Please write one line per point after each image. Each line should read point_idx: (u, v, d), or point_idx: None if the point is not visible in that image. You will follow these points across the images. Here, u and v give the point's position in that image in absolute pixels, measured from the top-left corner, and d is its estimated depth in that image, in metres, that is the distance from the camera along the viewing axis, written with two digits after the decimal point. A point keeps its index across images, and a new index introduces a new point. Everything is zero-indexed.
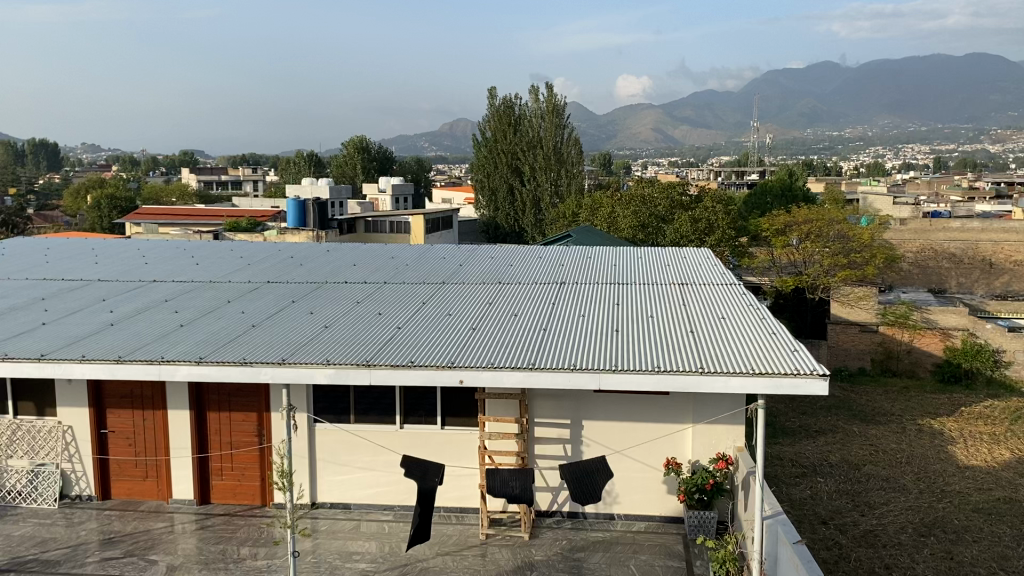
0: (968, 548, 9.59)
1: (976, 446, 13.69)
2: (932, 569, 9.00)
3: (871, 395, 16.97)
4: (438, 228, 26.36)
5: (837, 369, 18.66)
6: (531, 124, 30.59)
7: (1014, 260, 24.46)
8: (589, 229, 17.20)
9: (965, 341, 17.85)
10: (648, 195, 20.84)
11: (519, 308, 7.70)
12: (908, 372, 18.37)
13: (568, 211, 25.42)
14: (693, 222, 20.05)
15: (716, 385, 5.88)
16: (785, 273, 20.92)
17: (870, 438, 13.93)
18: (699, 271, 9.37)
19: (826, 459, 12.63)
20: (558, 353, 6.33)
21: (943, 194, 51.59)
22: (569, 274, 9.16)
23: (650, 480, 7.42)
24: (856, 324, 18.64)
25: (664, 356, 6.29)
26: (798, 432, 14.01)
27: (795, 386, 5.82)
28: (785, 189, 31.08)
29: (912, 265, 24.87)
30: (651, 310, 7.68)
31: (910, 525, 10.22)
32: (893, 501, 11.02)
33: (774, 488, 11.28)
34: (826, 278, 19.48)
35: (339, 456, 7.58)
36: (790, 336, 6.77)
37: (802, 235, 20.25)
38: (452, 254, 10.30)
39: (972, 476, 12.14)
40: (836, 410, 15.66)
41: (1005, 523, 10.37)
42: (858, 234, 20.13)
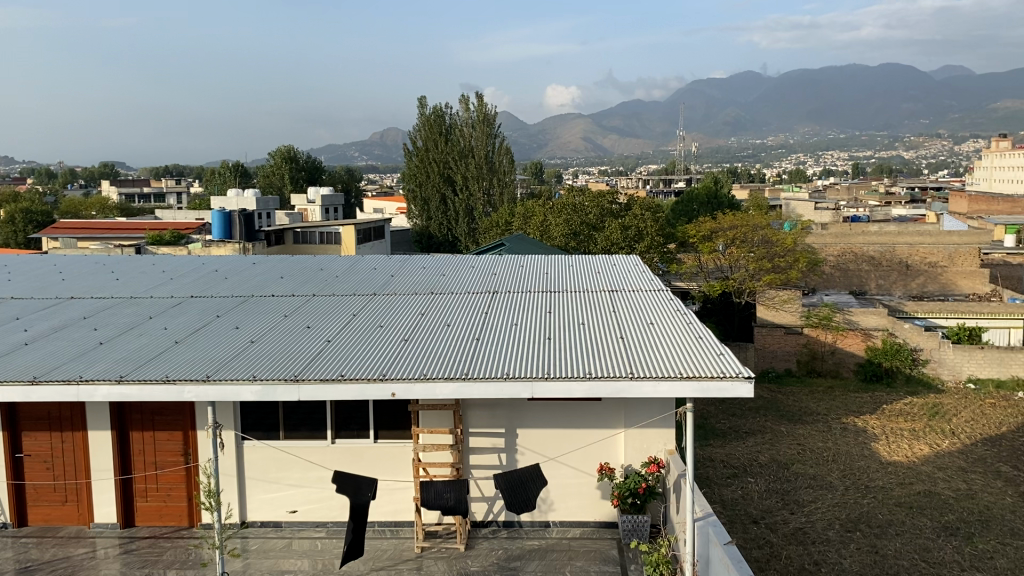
0: (892, 542, 9.91)
1: (896, 441, 14.19)
2: (859, 563, 9.27)
3: (798, 395, 17.42)
4: (370, 239, 26.07)
5: (764, 371, 19.10)
6: (462, 133, 30.68)
7: (929, 261, 25.16)
8: (521, 238, 17.21)
9: (885, 341, 18.53)
10: (579, 204, 21.02)
11: (451, 317, 7.68)
12: (832, 372, 18.92)
13: (501, 220, 25.46)
14: (623, 229, 20.28)
15: (645, 390, 5.96)
16: (712, 278, 21.28)
17: (797, 437, 14.28)
18: (629, 278, 9.49)
19: (756, 459, 12.90)
20: (490, 362, 6.33)
21: (862, 199, 53.31)
22: (501, 283, 9.17)
23: (585, 486, 7.46)
24: (781, 326, 19.06)
25: (595, 362, 6.34)
26: (728, 434, 14.28)
27: (721, 389, 5.93)
28: (711, 196, 31.69)
29: (834, 267, 25.60)
30: (581, 317, 7.75)
31: (837, 521, 10.50)
32: (821, 498, 11.31)
33: (706, 489, 11.47)
34: (752, 282, 19.92)
35: (268, 473, 7.41)
36: (717, 340, 6.90)
37: (728, 240, 20.67)
38: (384, 264, 10.21)
39: (894, 472, 12.56)
40: (764, 411, 16.03)
41: (925, 515, 10.77)
42: (781, 239, 20.61)
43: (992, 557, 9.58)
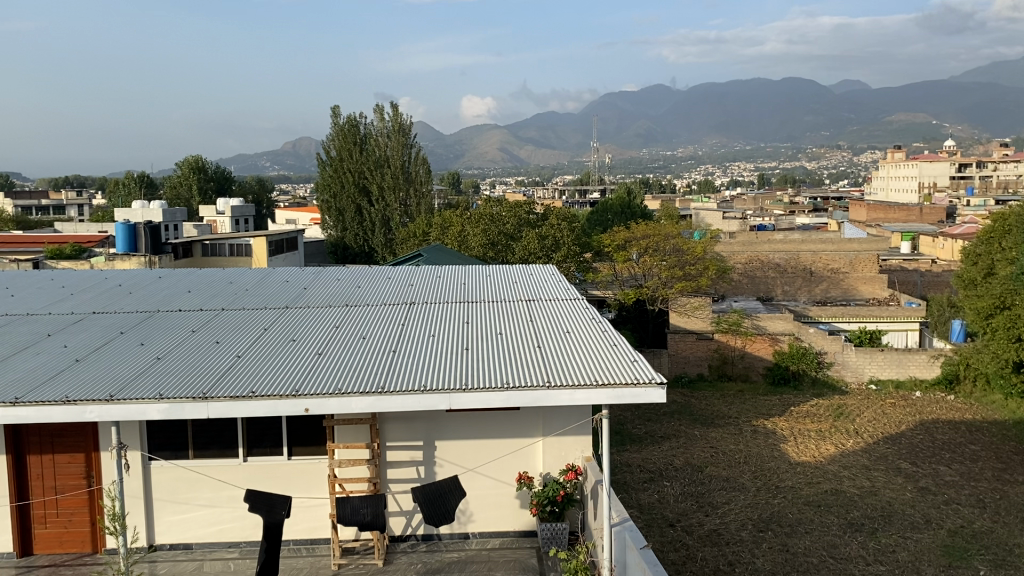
0: (802, 540, 10.24)
1: (804, 442, 14.69)
2: (771, 562, 9.54)
3: (710, 400, 17.85)
4: (282, 250, 25.52)
5: (677, 376, 19.45)
6: (377, 143, 30.45)
7: (832, 268, 25.84)
8: (440, 249, 17.12)
9: (791, 345, 19.16)
10: (496, 214, 21.06)
11: (366, 330, 7.59)
12: (742, 376, 19.45)
13: (417, 230, 25.33)
14: (540, 239, 20.40)
15: (562, 399, 6.02)
16: (626, 286, 21.52)
17: (710, 440, 14.63)
18: (546, 288, 9.56)
19: (672, 463, 13.16)
20: (407, 374, 6.28)
21: (768, 208, 55.07)
22: (418, 294, 9.13)
23: (504, 496, 7.46)
24: (692, 332, 19.51)
25: (511, 372, 6.36)
26: (645, 439, 14.53)
27: (636, 395, 6.04)
28: (625, 207, 32.34)
29: (742, 274, 26.21)
30: (498, 327, 7.76)
31: (749, 522, 10.79)
32: (734, 499, 11.61)
33: (624, 495, 11.61)
34: (664, 290, 20.35)
35: (178, 494, 7.16)
36: (631, 347, 7.02)
37: (642, 249, 21.01)
38: (297, 277, 10.03)
39: (802, 471, 12.99)
40: (679, 416, 16.35)
41: (832, 513, 11.17)
42: (692, 248, 21.08)
43: (895, 550, 10.03)
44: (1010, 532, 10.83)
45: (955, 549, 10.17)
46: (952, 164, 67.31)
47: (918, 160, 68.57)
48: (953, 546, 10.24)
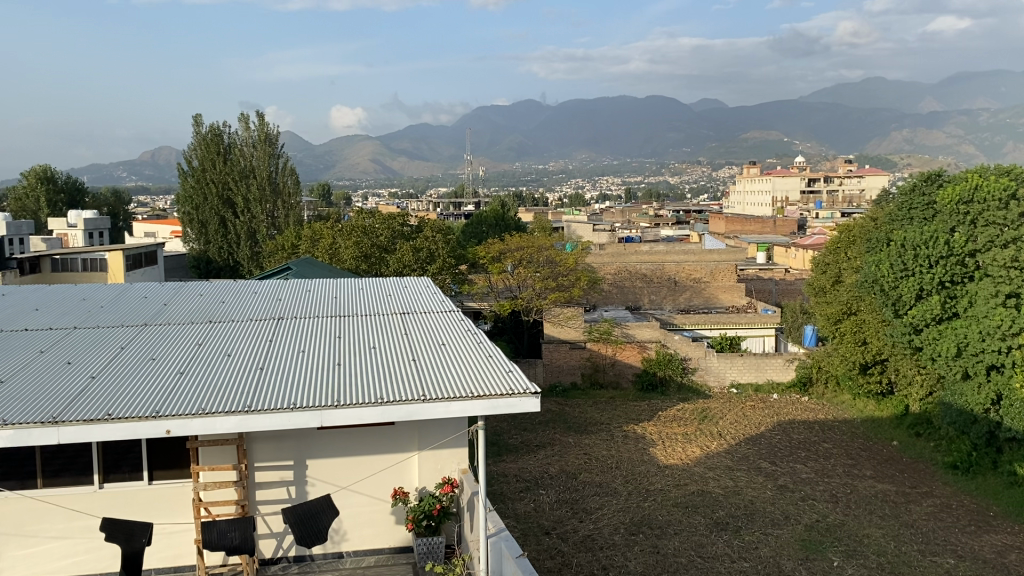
0: (672, 540, 10.59)
1: (672, 446, 15.20)
2: (643, 564, 9.82)
3: (583, 407, 18.20)
4: (140, 264, 24.22)
5: (551, 386, 19.74)
6: (241, 153, 29.57)
7: (694, 278, 26.91)
8: (309, 262, 16.71)
9: (658, 352, 19.87)
10: (369, 226, 20.72)
11: (232, 347, 7.33)
12: (613, 383, 19.96)
13: (286, 242, 24.66)
14: (414, 251, 20.27)
15: (438, 412, 6.00)
16: (502, 297, 21.67)
17: (583, 447, 14.92)
18: (420, 300, 9.53)
19: (546, 471, 13.34)
20: (277, 392, 6.12)
21: (635, 221, 56.88)
22: (287, 308, 8.90)
23: (378, 513, 7.36)
24: (566, 342, 19.85)
25: (385, 386, 6.30)
26: (521, 449, 14.67)
27: (511, 405, 6.11)
28: (499, 219, 32.63)
29: (611, 285, 26.72)
30: (371, 341, 7.66)
31: (622, 526, 11.06)
32: (607, 504, 11.89)
33: (501, 505, 11.64)
34: (539, 301, 20.51)
35: (25, 526, 6.67)
36: (506, 358, 7.09)
37: (516, 261, 21.13)
38: (157, 292, 9.58)
39: (671, 474, 13.46)
40: (553, 424, 16.59)
41: (698, 513, 11.60)
42: (564, 259, 21.21)
43: (757, 547, 10.52)
44: (859, 523, 11.59)
45: (812, 542, 10.77)
46: (802, 178, 71.61)
47: (771, 175, 72.45)
48: (809, 540, 10.84)
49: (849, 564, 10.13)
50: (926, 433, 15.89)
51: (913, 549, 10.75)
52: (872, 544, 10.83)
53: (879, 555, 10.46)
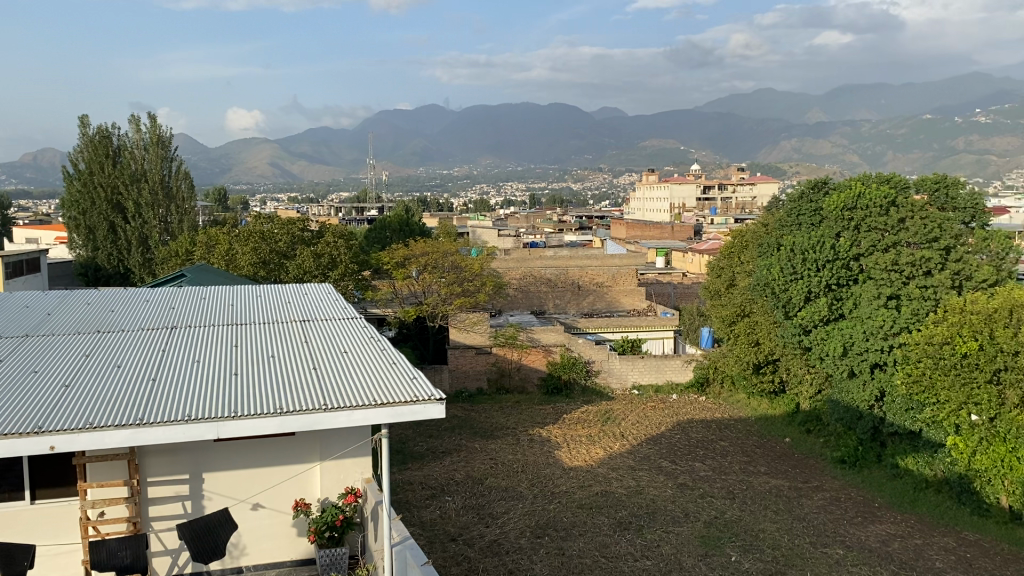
0: (576, 542, 10.71)
1: (576, 448, 15.39)
2: (548, 566, 9.91)
3: (489, 412, 18.23)
4: (21, 272, 22.93)
5: (458, 392, 19.66)
6: (132, 156, 28.45)
7: (597, 282, 27.17)
8: (204, 268, 16.16)
9: (563, 356, 20.07)
10: (268, 230, 20.12)
11: (122, 357, 7.03)
12: (519, 387, 20.06)
13: (181, 248, 23.80)
14: (315, 257, 19.88)
15: (340, 421, 5.91)
16: (406, 303, 21.44)
17: (489, 452, 14.94)
18: (322, 307, 9.37)
19: (452, 478, 13.29)
20: (170, 404, 5.90)
21: (539, 226, 57.41)
22: (181, 317, 8.60)
23: (279, 525, 7.18)
24: (471, 347, 19.78)
25: (284, 395, 6.16)
26: (426, 456, 14.59)
27: (414, 412, 6.06)
28: (403, 224, 32.36)
29: (517, 289, 26.68)
30: (270, 349, 7.48)
31: (527, 529, 11.13)
32: (512, 508, 11.94)
33: (405, 514, 11.52)
34: (444, 306, 20.37)
35: None
36: (409, 365, 7.04)
37: (421, 266, 20.83)
38: (40, 302, 9.10)
39: (575, 476, 13.63)
40: (459, 430, 16.56)
41: (602, 514, 11.79)
42: (469, 264, 21.10)
43: (659, 545, 10.76)
44: (754, 519, 11.99)
45: (710, 538, 11.09)
46: (698, 186, 73.78)
47: (669, 182, 74.24)
48: (708, 536, 11.16)
49: (746, 558, 10.48)
50: (816, 429, 16.61)
51: (805, 542, 11.21)
52: (767, 538, 11.22)
53: (774, 549, 10.85)
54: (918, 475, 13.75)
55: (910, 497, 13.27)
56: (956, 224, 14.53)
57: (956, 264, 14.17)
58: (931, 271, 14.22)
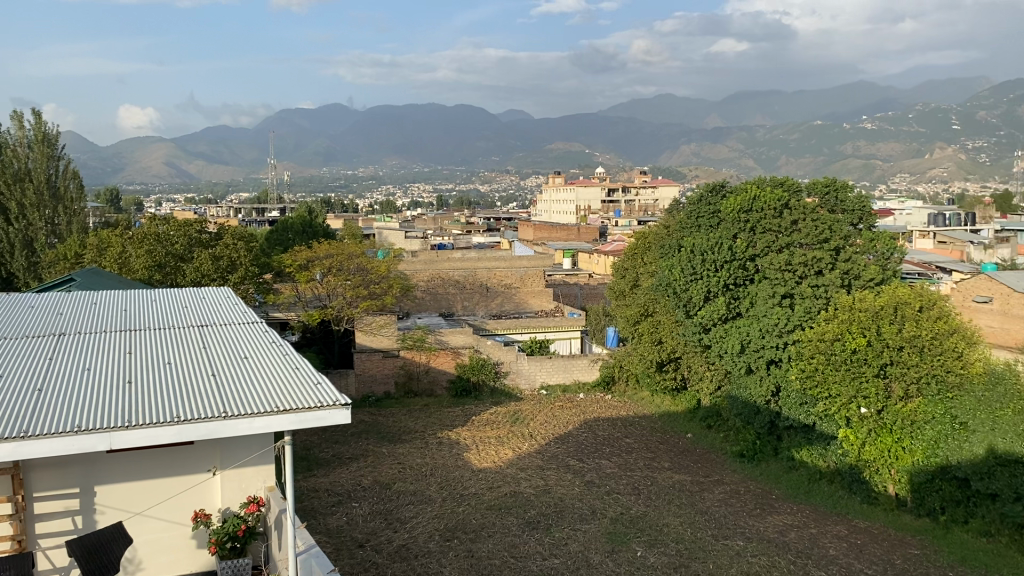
0: (485, 543, 10.73)
1: (485, 449, 15.41)
2: (456, 569, 9.89)
3: (397, 416, 18.07)
4: None
5: (364, 396, 19.40)
6: (14, 154, 26.99)
7: (505, 283, 27.23)
8: (95, 272, 15.46)
9: (471, 357, 20.06)
10: (163, 232, 19.35)
11: (4, 367, 6.64)
12: (427, 390, 19.95)
13: (69, 251, 22.65)
14: (214, 260, 19.30)
15: (241, 428, 5.75)
16: (310, 307, 20.92)
17: (397, 457, 14.80)
18: (221, 312, 9.09)
19: (359, 483, 13.10)
20: (57, 414, 5.61)
21: (446, 228, 57.13)
22: (69, 323, 8.18)
23: (178, 538, 6.93)
24: (378, 350, 19.52)
25: (181, 403, 5.95)
26: (332, 462, 14.34)
27: (318, 419, 5.96)
28: (306, 225, 31.74)
29: (424, 291, 26.47)
30: (166, 355, 7.21)
31: (436, 533, 11.08)
32: (421, 512, 11.86)
33: (310, 521, 11.27)
34: (349, 309, 19.95)
35: None
36: (312, 369, 6.92)
37: (325, 269, 20.31)
38: None
39: (484, 477, 13.65)
40: (366, 435, 16.33)
41: (511, 514, 11.84)
42: (375, 266, 20.76)
43: (567, 543, 10.88)
44: (659, 514, 12.26)
45: (617, 534, 11.28)
46: (603, 188, 74.93)
47: (575, 185, 74.99)
48: (615, 532, 11.36)
49: (651, 553, 10.70)
50: (716, 425, 17.09)
51: (707, 535, 11.52)
52: (671, 532, 11.50)
53: (677, 542, 11.12)
54: (812, 467, 14.33)
55: (805, 488, 13.79)
56: (844, 226, 15.45)
57: (845, 264, 15.01)
58: (822, 270, 15.04)
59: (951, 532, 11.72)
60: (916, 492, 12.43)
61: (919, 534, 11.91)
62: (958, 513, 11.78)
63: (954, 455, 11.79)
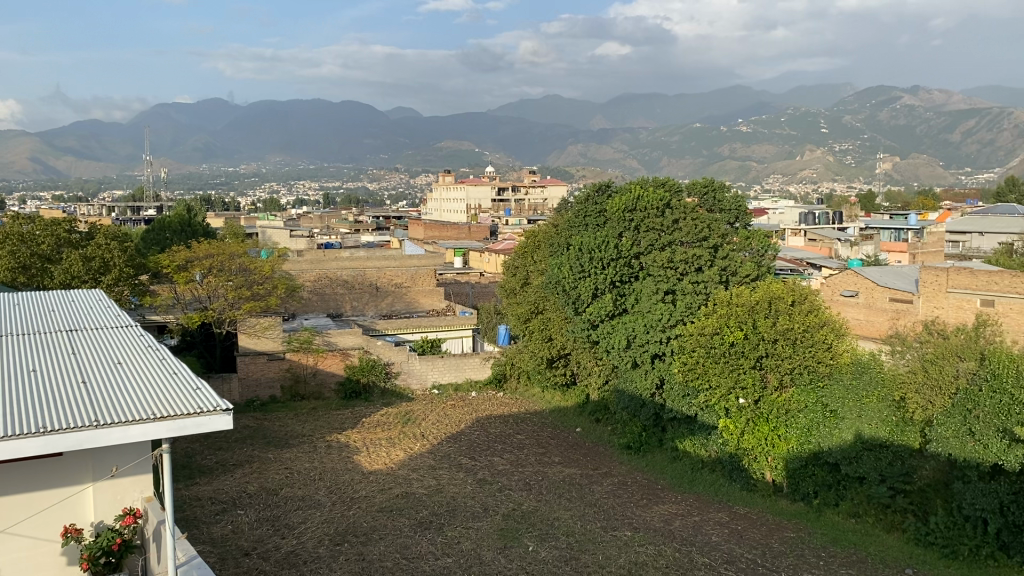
0: (376, 546, 10.60)
1: (375, 451, 15.22)
2: (347, 573, 9.75)
3: (283, 420, 17.63)
4: None
5: (249, 401, 18.84)
6: None
7: (395, 283, 26.94)
8: None
9: (361, 359, 19.79)
10: (27, 232, 18.23)
11: None
12: (315, 393, 19.54)
13: None
14: (85, 261, 18.32)
15: (114, 437, 5.48)
16: (190, 309, 20.07)
17: (284, 462, 14.46)
18: (91, 315, 8.63)
19: (244, 490, 12.72)
20: None
21: (334, 227, 55.94)
22: None
23: (46, 556, 6.53)
24: (263, 354, 19.00)
25: (48, 412, 5.63)
26: (215, 469, 13.85)
27: (198, 425, 5.73)
28: (185, 224, 30.52)
29: (311, 292, 25.88)
30: (31, 362, 6.78)
31: (325, 538, 10.88)
32: (310, 517, 11.62)
33: (192, 531, 10.86)
34: (232, 311, 19.29)
35: None
36: (191, 374, 6.67)
37: (205, 269, 19.55)
38: None
39: (375, 479, 13.48)
40: (251, 440, 15.87)
41: (402, 515, 11.75)
42: (259, 267, 20.15)
43: (459, 542, 10.88)
44: (550, 508, 12.43)
45: (508, 531, 11.36)
46: (493, 187, 75.12)
47: (465, 183, 74.96)
48: (507, 529, 11.43)
49: (542, 547, 10.84)
50: (605, 418, 17.46)
51: (596, 527, 11.76)
52: (561, 526, 11.67)
53: (567, 536, 11.28)
54: (694, 456, 14.76)
55: (689, 477, 14.23)
56: (721, 225, 16.15)
57: (723, 261, 15.70)
58: (701, 267, 15.63)
59: (822, 514, 12.30)
60: (791, 478, 13.00)
61: (794, 516, 12.45)
62: (829, 496, 12.37)
63: (825, 441, 12.42)
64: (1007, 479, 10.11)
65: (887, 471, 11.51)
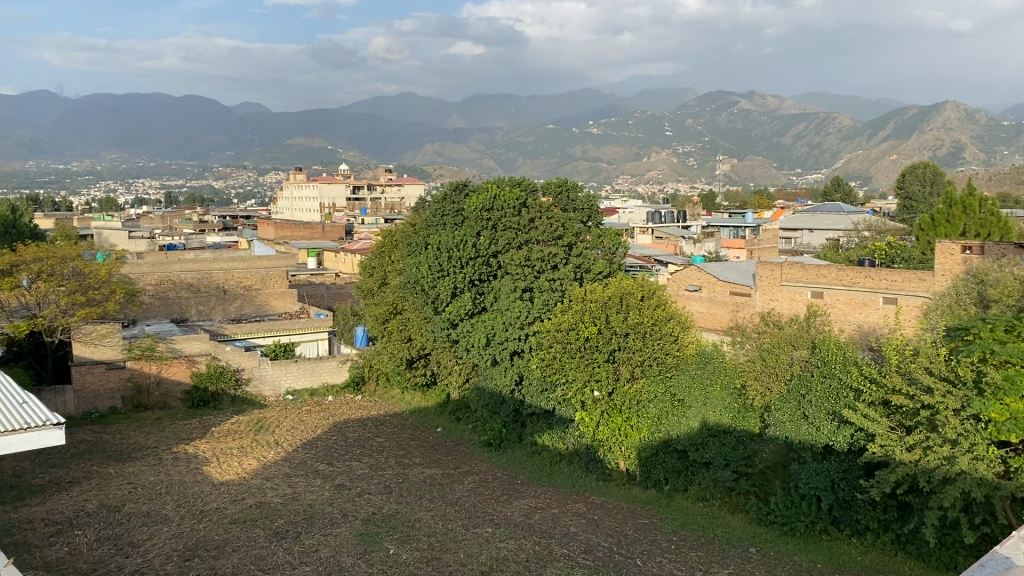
0: (228, 559, 10.20)
1: (226, 461, 14.61)
2: None
3: (125, 433, 16.65)
4: None
5: (85, 414, 17.70)
6: None
7: (244, 285, 25.92)
8: None
9: (208, 365, 18.95)
10: None
11: None
12: (159, 403, 18.57)
13: None
14: None
15: None
16: (16, 317, 18.30)
17: (127, 476, 13.66)
18: None
19: (82, 509, 11.91)
20: None
21: (177, 227, 53.31)
22: None
23: None
24: (101, 363, 17.87)
25: None
26: (48, 488, 12.90)
27: (25, 441, 5.74)
28: (8, 225, 28.22)
29: (152, 296, 24.48)
30: None
31: (173, 554, 10.35)
32: (156, 534, 11.02)
33: (23, 557, 10.05)
34: (64, 318, 17.81)
35: None
36: (16, 389, 6.19)
37: (33, 273, 18.05)
38: None
39: (226, 490, 12.94)
40: (88, 455, 14.89)
41: (256, 526, 11.34)
42: (94, 270, 18.76)
43: (317, 549, 10.63)
44: (410, 510, 12.33)
45: (368, 535, 11.20)
46: (347, 185, 73.71)
47: (317, 181, 73.13)
48: (366, 533, 11.27)
49: (403, 549, 10.76)
50: (465, 416, 17.54)
51: (457, 525, 11.78)
52: (422, 526, 11.62)
53: (429, 536, 11.25)
54: (552, 450, 15.05)
55: (547, 471, 14.49)
56: (575, 224, 16.57)
57: (577, 259, 16.14)
58: (556, 265, 16.00)
59: (673, 499, 12.83)
60: (643, 466, 13.49)
61: (647, 503, 12.92)
62: (679, 482, 12.91)
63: (674, 429, 12.96)
64: (836, 458, 10.92)
65: (731, 456, 12.15)
